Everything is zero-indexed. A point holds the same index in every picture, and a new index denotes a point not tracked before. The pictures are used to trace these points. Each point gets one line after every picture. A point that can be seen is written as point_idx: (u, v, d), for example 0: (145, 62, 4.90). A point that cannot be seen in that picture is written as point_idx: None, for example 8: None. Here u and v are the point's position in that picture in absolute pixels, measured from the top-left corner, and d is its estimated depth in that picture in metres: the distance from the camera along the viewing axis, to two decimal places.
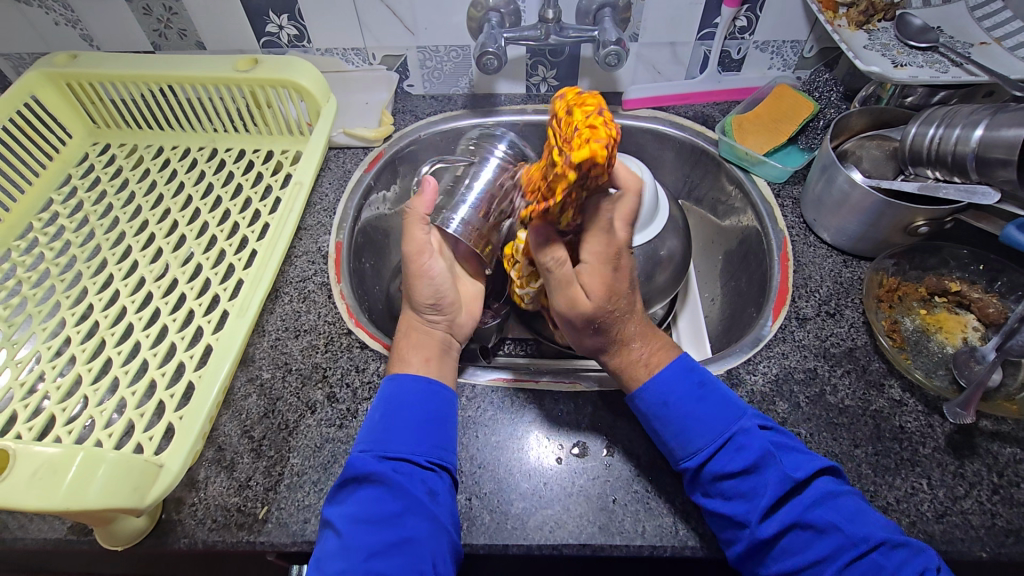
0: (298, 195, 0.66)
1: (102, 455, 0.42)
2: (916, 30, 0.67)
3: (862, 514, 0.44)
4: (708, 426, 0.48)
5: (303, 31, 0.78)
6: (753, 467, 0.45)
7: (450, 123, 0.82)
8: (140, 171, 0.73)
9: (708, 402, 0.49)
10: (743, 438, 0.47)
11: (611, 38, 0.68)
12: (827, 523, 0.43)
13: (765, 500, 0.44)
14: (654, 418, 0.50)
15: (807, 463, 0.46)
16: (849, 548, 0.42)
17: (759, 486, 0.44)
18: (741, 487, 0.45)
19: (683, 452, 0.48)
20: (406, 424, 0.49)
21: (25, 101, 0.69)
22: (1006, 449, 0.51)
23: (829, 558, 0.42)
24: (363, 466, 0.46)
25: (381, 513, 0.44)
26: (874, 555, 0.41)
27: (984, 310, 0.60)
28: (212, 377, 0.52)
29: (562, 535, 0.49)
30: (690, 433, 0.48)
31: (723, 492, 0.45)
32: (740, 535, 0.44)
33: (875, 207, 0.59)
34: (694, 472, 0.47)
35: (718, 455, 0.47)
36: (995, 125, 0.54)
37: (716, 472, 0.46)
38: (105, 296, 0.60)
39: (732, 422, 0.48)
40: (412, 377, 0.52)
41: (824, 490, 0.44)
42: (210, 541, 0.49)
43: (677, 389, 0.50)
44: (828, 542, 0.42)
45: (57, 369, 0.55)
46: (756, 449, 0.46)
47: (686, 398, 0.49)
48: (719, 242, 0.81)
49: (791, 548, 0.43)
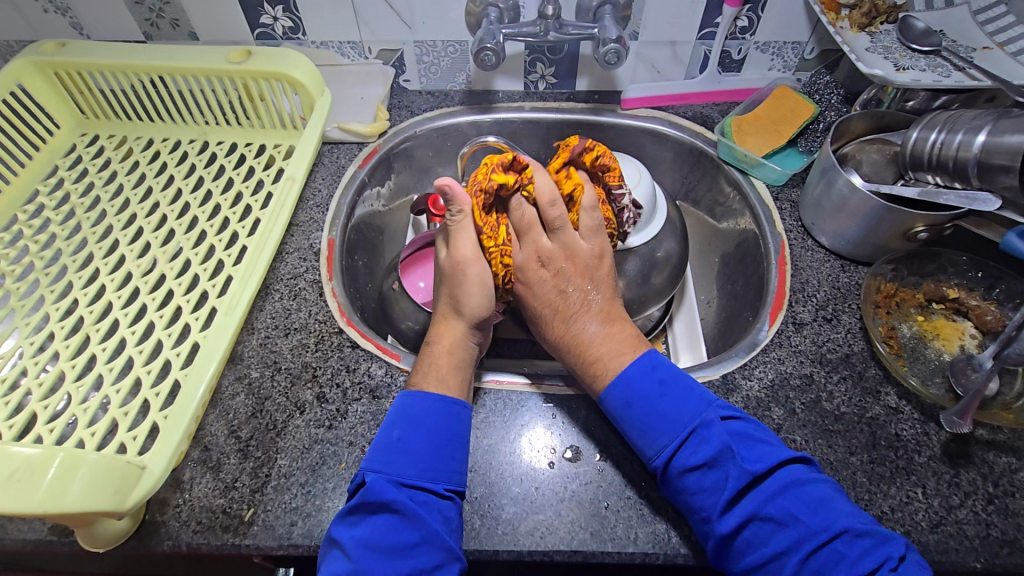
0: (290, 191, 0.65)
1: (83, 456, 0.41)
2: (919, 33, 0.66)
3: (823, 503, 0.43)
4: (671, 421, 0.47)
5: (297, 23, 0.77)
6: (711, 464, 0.45)
7: (447, 119, 0.81)
8: (129, 163, 0.71)
9: (664, 395, 0.49)
10: (705, 431, 0.46)
11: (611, 35, 0.67)
12: (788, 513, 0.42)
13: (723, 495, 0.43)
14: (620, 417, 0.50)
15: (771, 453, 0.45)
16: (811, 538, 0.41)
17: (720, 480, 0.44)
18: (703, 483, 0.45)
19: (651, 451, 0.47)
20: (421, 448, 0.47)
21: (12, 89, 0.67)
22: (1001, 458, 0.51)
23: (792, 549, 0.41)
24: (379, 492, 0.44)
25: (399, 543, 0.43)
26: (835, 545, 0.41)
27: (981, 318, 0.59)
28: (198, 375, 0.51)
29: (554, 541, 0.48)
30: (654, 431, 0.48)
31: (687, 490, 0.45)
32: (708, 532, 0.44)
33: (874, 212, 0.58)
34: (664, 470, 0.46)
35: (681, 451, 0.46)
36: (998, 131, 0.53)
37: (682, 470, 0.45)
38: (91, 291, 0.59)
39: (696, 414, 0.47)
40: (431, 395, 0.50)
41: (787, 479, 0.44)
42: (194, 543, 0.48)
43: (636, 387, 0.49)
44: (789, 533, 0.42)
45: (39, 365, 0.54)
46: (714, 442, 0.46)
47: (649, 394, 0.49)
48: (717, 244, 0.80)
49: (755, 539, 0.43)
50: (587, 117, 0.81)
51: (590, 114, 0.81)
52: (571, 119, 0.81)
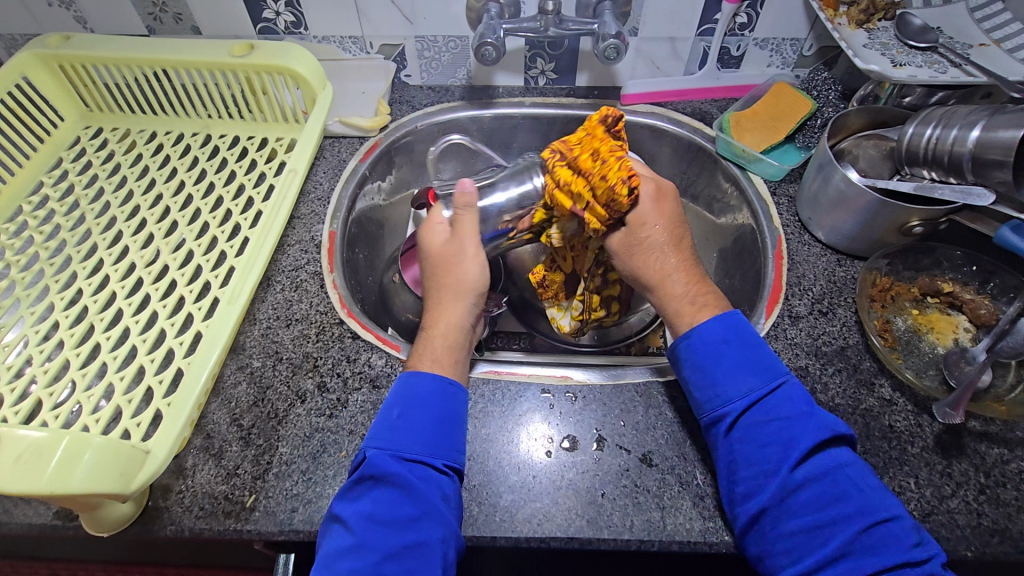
0: (293, 183, 0.66)
1: (89, 439, 0.42)
2: (916, 30, 0.67)
3: (882, 489, 0.45)
4: (764, 371, 0.50)
5: (300, 17, 0.77)
6: (794, 418, 0.47)
7: (448, 114, 0.81)
8: (132, 155, 0.72)
9: (762, 348, 0.51)
10: (791, 390, 0.49)
11: (610, 31, 0.67)
12: (851, 484, 0.44)
13: (801, 448, 0.45)
14: (710, 355, 0.51)
15: (842, 426, 0.48)
16: (871, 512, 0.43)
17: (799, 435, 0.46)
18: (782, 433, 0.46)
19: (730, 394, 0.49)
20: (421, 424, 0.48)
21: (17, 82, 0.68)
22: (993, 449, 0.51)
23: (845, 519, 0.43)
24: (380, 466, 0.46)
25: (400, 515, 0.44)
26: (894, 524, 0.43)
27: (976, 312, 0.60)
28: (201, 363, 0.52)
29: (551, 528, 0.49)
30: (743, 375, 0.49)
31: (760, 438, 0.47)
32: (766, 485, 0.45)
33: (869, 206, 0.59)
34: (740, 415, 0.48)
35: (766, 400, 0.48)
36: (992, 126, 0.54)
37: (759, 418, 0.48)
38: (95, 281, 0.60)
39: (781, 374, 0.50)
40: (429, 376, 0.51)
41: (851, 455, 0.47)
42: (196, 528, 0.49)
43: (736, 334, 0.51)
44: (851, 502, 0.44)
45: (44, 354, 0.55)
46: (800, 401, 0.48)
47: (745, 344, 0.51)
48: (714, 239, 0.81)
49: (813, 503, 0.44)
50: (586, 112, 0.81)
51: (589, 109, 0.82)
52: (571, 114, 0.82)
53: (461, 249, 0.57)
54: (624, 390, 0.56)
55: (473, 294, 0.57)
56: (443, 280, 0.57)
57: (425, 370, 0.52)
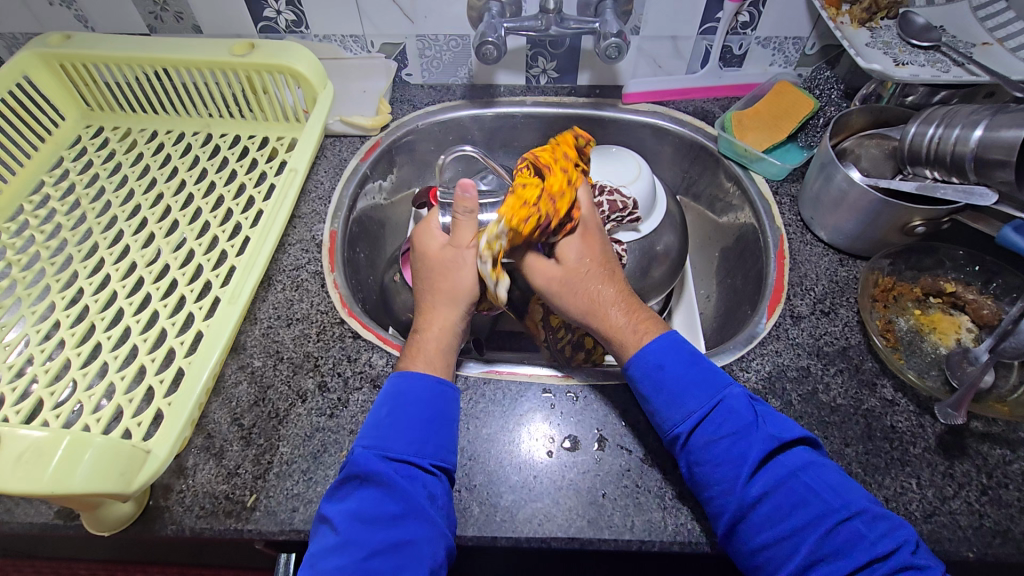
0: (293, 182, 0.66)
1: (89, 439, 0.42)
2: (918, 29, 0.67)
3: (842, 483, 0.45)
4: (702, 387, 0.49)
5: (300, 16, 0.77)
6: (737, 433, 0.47)
7: (449, 113, 0.81)
8: (133, 154, 0.72)
9: (702, 363, 0.51)
10: (733, 402, 0.48)
11: (612, 30, 0.67)
12: (809, 490, 0.44)
13: (750, 462, 0.45)
14: (648, 380, 0.50)
15: (789, 429, 0.48)
16: (832, 515, 0.43)
17: (746, 450, 0.46)
18: (729, 452, 0.46)
19: (677, 417, 0.49)
20: (407, 422, 0.48)
21: (18, 81, 0.68)
22: (995, 450, 0.51)
23: (809, 527, 0.43)
24: (365, 464, 0.46)
25: (383, 513, 0.44)
26: (856, 524, 0.43)
27: (978, 312, 0.60)
28: (202, 363, 0.52)
29: (551, 528, 0.49)
30: (683, 396, 0.49)
31: (711, 458, 0.46)
32: (727, 503, 0.45)
33: (872, 206, 0.59)
34: (688, 436, 0.48)
35: (707, 420, 0.48)
36: (995, 126, 0.54)
37: (707, 437, 0.47)
38: (96, 280, 0.60)
39: (722, 387, 0.49)
40: (417, 376, 0.51)
41: (807, 457, 0.46)
42: (198, 528, 0.49)
43: (668, 355, 0.51)
44: (811, 510, 0.43)
45: (46, 353, 0.55)
46: (743, 412, 0.48)
47: (681, 362, 0.50)
48: (716, 239, 0.80)
49: (774, 516, 0.44)
50: (588, 111, 0.81)
51: (591, 108, 0.81)
52: (573, 113, 0.81)
53: (460, 252, 0.56)
54: (626, 390, 0.56)
55: (465, 299, 0.56)
56: (435, 282, 0.56)
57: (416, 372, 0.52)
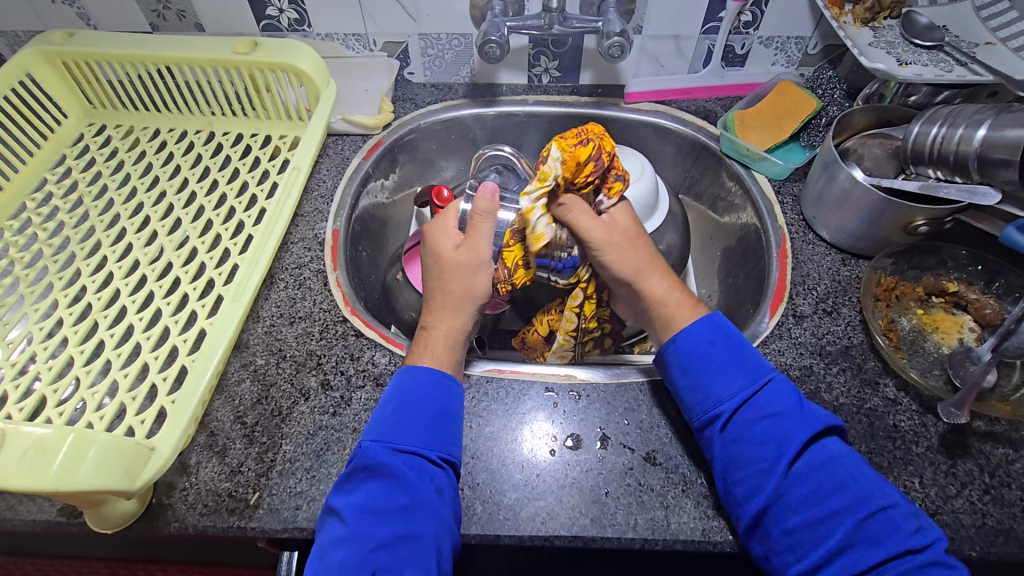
0: (296, 180, 0.66)
1: (94, 436, 0.42)
2: (922, 28, 0.66)
3: (876, 477, 0.46)
4: (750, 368, 0.50)
5: (303, 15, 0.77)
6: (785, 414, 0.48)
7: (451, 112, 0.81)
8: (136, 152, 0.72)
9: (748, 348, 0.52)
10: (779, 386, 0.49)
11: (615, 29, 0.67)
12: (848, 477, 0.45)
13: (797, 443, 0.46)
14: (693, 356, 0.51)
15: (832, 418, 0.49)
16: (867, 504, 0.43)
17: (793, 431, 0.47)
18: (775, 431, 0.47)
19: (722, 393, 0.49)
20: (415, 416, 0.49)
21: (21, 79, 0.68)
22: (998, 449, 0.51)
23: (846, 511, 0.43)
24: (373, 456, 0.46)
25: (391, 506, 0.45)
26: (891, 514, 0.43)
27: (981, 312, 0.60)
28: (205, 360, 0.52)
29: (554, 527, 0.49)
30: (732, 374, 0.50)
31: (755, 436, 0.47)
32: (764, 483, 0.45)
33: (875, 205, 0.59)
34: (731, 415, 0.48)
35: (753, 400, 0.49)
36: (999, 125, 0.54)
37: (752, 415, 0.48)
38: (99, 278, 0.60)
39: (767, 371, 0.50)
40: (424, 369, 0.51)
41: (839, 449, 0.47)
42: (201, 525, 0.49)
43: (716, 333, 0.52)
44: (848, 495, 0.44)
45: (48, 351, 0.55)
46: (787, 398, 0.49)
47: (729, 342, 0.52)
48: (718, 238, 0.80)
49: (811, 500, 0.44)
50: (590, 111, 0.81)
51: (593, 107, 0.81)
52: (575, 112, 0.81)
53: (476, 255, 0.56)
54: (628, 389, 0.56)
55: (477, 301, 0.56)
56: (448, 281, 0.56)
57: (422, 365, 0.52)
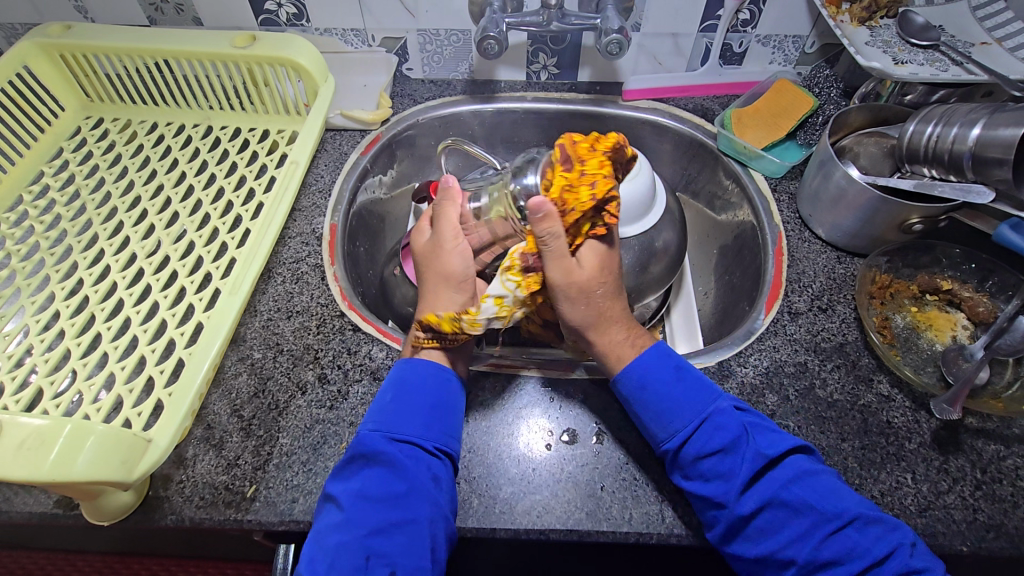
0: (294, 175, 0.66)
1: (91, 427, 0.42)
2: (918, 28, 0.67)
3: (837, 490, 0.45)
4: (687, 407, 0.50)
5: (301, 9, 0.77)
6: (727, 449, 0.47)
7: (450, 108, 0.81)
8: (134, 146, 0.72)
9: (688, 377, 0.52)
10: (720, 418, 0.49)
11: (613, 26, 0.67)
12: (803, 502, 0.45)
13: (741, 478, 0.46)
14: (635, 398, 0.51)
15: (779, 441, 0.48)
16: (824, 524, 0.44)
17: (736, 466, 0.46)
18: (720, 467, 0.47)
19: (663, 435, 0.49)
20: (415, 406, 0.49)
21: (18, 71, 0.68)
22: (989, 446, 0.52)
23: (807, 534, 0.44)
24: (371, 445, 0.47)
25: (390, 492, 0.45)
26: (849, 531, 0.43)
27: (974, 309, 0.60)
28: (203, 353, 0.52)
29: (550, 520, 0.49)
30: (668, 414, 0.50)
31: (702, 473, 0.47)
32: (720, 517, 0.46)
33: (870, 203, 0.59)
34: (676, 453, 0.49)
35: (695, 437, 0.48)
36: (993, 124, 0.54)
37: (697, 453, 0.48)
38: (95, 272, 0.60)
39: (709, 402, 0.50)
40: (425, 361, 0.52)
41: (799, 467, 0.46)
42: (197, 518, 0.49)
43: (654, 372, 0.51)
44: (803, 521, 0.44)
45: (45, 343, 0.55)
46: (731, 427, 0.48)
47: (664, 379, 0.51)
48: (715, 235, 0.81)
49: (768, 527, 0.45)
50: (588, 107, 0.81)
51: (591, 104, 0.81)
52: (573, 109, 0.82)
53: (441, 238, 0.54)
54: None
55: (455, 279, 0.53)
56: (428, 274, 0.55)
57: (421, 359, 0.53)
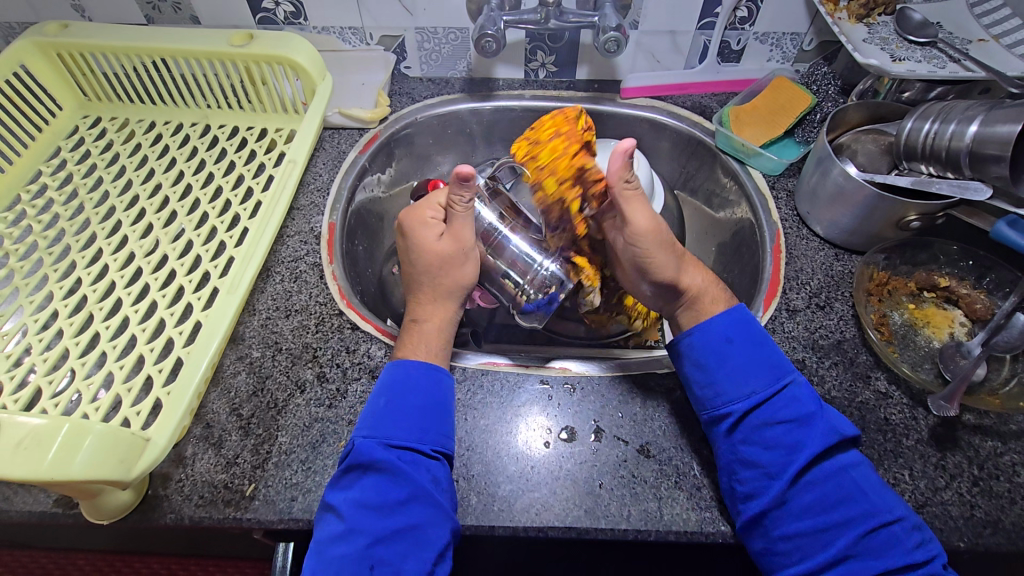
0: (292, 173, 0.66)
1: (89, 426, 0.42)
2: (915, 25, 0.67)
3: (885, 488, 0.46)
4: (765, 373, 0.50)
5: (299, 8, 0.77)
6: (799, 421, 0.48)
7: (448, 106, 0.81)
8: (131, 145, 0.72)
9: (768, 347, 0.52)
10: (798, 390, 0.50)
11: (611, 24, 0.67)
12: (857, 487, 0.46)
13: (806, 452, 0.46)
14: (711, 352, 0.52)
15: (848, 427, 0.49)
16: (873, 516, 0.44)
17: (805, 439, 0.47)
18: (787, 437, 0.47)
19: (736, 394, 0.50)
20: (408, 410, 0.49)
21: (15, 71, 0.68)
22: (987, 442, 0.52)
23: (852, 522, 0.44)
24: (368, 453, 0.46)
25: (389, 499, 0.46)
26: (896, 528, 0.44)
27: (971, 306, 0.60)
28: (201, 352, 0.52)
29: (548, 518, 0.49)
30: (746, 375, 0.50)
31: (764, 440, 0.48)
32: (768, 488, 0.46)
33: (868, 201, 0.59)
34: (741, 416, 0.49)
35: (768, 403, 0.49)
36: (991, 121, 0.54)
37: (764, 419, 0.49)
38: (94, 271, 0.60)
39: (786, 374, 0.51)
40: (416, 362, 0.52)
41: (857, 458, 0.47)
42: (197, 517, 0.49)
43: (738, 334, 0.52)
44: (855, 506, 0.45)
45: (44, 343, 0.55)
46: (806, 401, 0.49)
47: (749, 341, 0.52)
48: (713, 233, 0.81)
49: (813, 507, 0.46)
50: (586, 106, 0.81)
51: (589, 102, 0.81)
52: (570, 108, 0.82)
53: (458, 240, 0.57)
54: (621, 383, 0.57)
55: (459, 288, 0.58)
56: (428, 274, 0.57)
57: (410, 359, 0.53)
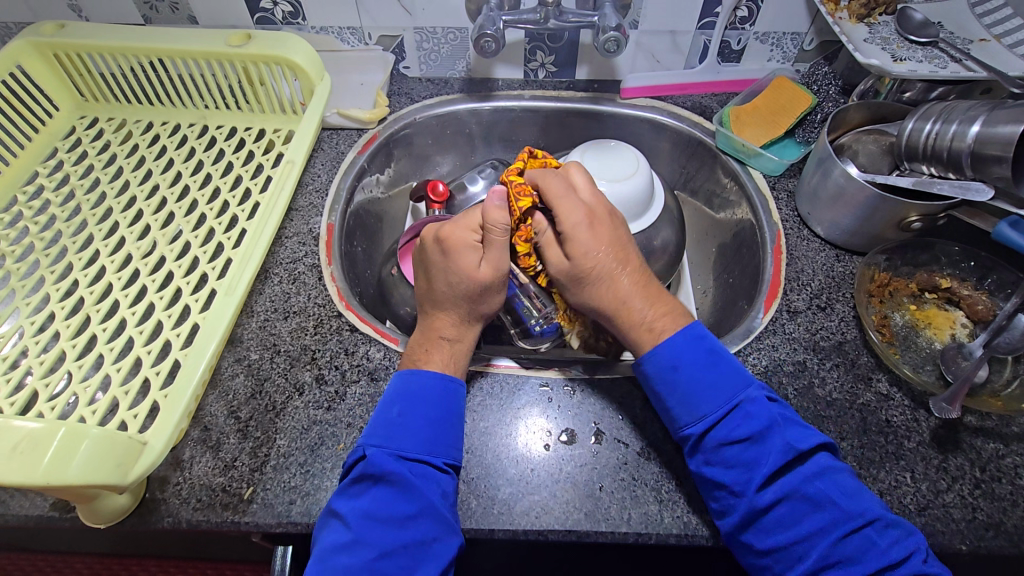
0: (290, 174, 0.65)
1: (85, 430, 0.42)
2: (917, 25, 0.66)
3: (859, 491, 0.45)
4: (716, 392, 0.49)
5: (297, 7, 0.76)
6: (755, 437, 0.47)
7: (447, 107, 0.81)
8: (129, 146, 0.71)
9: (721, 363, 0.51)
10: (752, 404, 0.48)
11: (611, 24, 0.67)
12: (827, 498, 0.44)
13: (761, 469, 0.45)
14: (659, 377, 0.51)
15: (812, 436, 0.47)
16: (844, 522, 0.43)
17: (760, 456, 0.46)
18: (744, 455, 0.46)
19: (688, 418, 0.49)
20: (423, 422, 0.49)
21: (12, 71, 0.67)
22: (989, 444, 0.52)
23: (823, 532, 0.43)
24: (380, 464, 0.46)
25: (396, 513, 0.45)
26: (868, 532, 0.43)
27: (973, 307, 0.60)
28: (199, 355, 0.52)
29: (548, 521, 0.49)
30: (697, 399, 0.49)
31: (723, 459, 0.47)
32: (736, 503, 0.45)
33: (869, 202, 0.59)
34: (698, 438, 0.48)
35: (722, 422, 0.48)
36: (993, 121, 0.54)
37: (719, 439, 0.47)
38: (91, 272, 0.59)
39: (740, 389, 0.49)
40: (430, 372, 0.51)
41: (824, 464, 0.46)
42: (194, 520, 0.49)
43: (683, 353, 0.51)
44: (824, 515, 0.44)
45: (40, 345, 0.54)
46: (761, 416, 0.48)
47: (697, 361, 0.50)
48: (714, 234, 0.81)
49: (784, 520, 0.44)
50: (586, 106, 0.81)
51: (589, 103, 0.81)
52: (570, 108, 0.81)
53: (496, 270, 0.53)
54: (622, 385, 0.56)
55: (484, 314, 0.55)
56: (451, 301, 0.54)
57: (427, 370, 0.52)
